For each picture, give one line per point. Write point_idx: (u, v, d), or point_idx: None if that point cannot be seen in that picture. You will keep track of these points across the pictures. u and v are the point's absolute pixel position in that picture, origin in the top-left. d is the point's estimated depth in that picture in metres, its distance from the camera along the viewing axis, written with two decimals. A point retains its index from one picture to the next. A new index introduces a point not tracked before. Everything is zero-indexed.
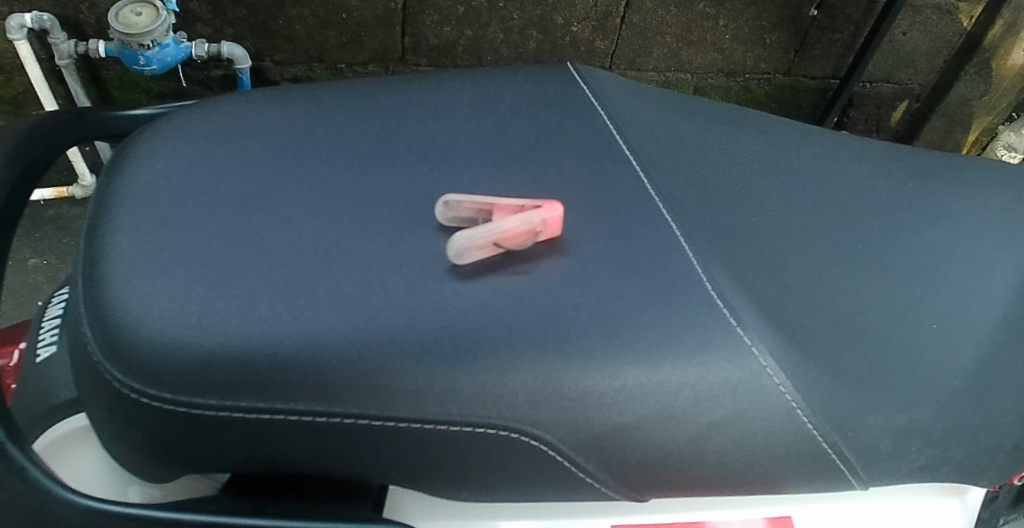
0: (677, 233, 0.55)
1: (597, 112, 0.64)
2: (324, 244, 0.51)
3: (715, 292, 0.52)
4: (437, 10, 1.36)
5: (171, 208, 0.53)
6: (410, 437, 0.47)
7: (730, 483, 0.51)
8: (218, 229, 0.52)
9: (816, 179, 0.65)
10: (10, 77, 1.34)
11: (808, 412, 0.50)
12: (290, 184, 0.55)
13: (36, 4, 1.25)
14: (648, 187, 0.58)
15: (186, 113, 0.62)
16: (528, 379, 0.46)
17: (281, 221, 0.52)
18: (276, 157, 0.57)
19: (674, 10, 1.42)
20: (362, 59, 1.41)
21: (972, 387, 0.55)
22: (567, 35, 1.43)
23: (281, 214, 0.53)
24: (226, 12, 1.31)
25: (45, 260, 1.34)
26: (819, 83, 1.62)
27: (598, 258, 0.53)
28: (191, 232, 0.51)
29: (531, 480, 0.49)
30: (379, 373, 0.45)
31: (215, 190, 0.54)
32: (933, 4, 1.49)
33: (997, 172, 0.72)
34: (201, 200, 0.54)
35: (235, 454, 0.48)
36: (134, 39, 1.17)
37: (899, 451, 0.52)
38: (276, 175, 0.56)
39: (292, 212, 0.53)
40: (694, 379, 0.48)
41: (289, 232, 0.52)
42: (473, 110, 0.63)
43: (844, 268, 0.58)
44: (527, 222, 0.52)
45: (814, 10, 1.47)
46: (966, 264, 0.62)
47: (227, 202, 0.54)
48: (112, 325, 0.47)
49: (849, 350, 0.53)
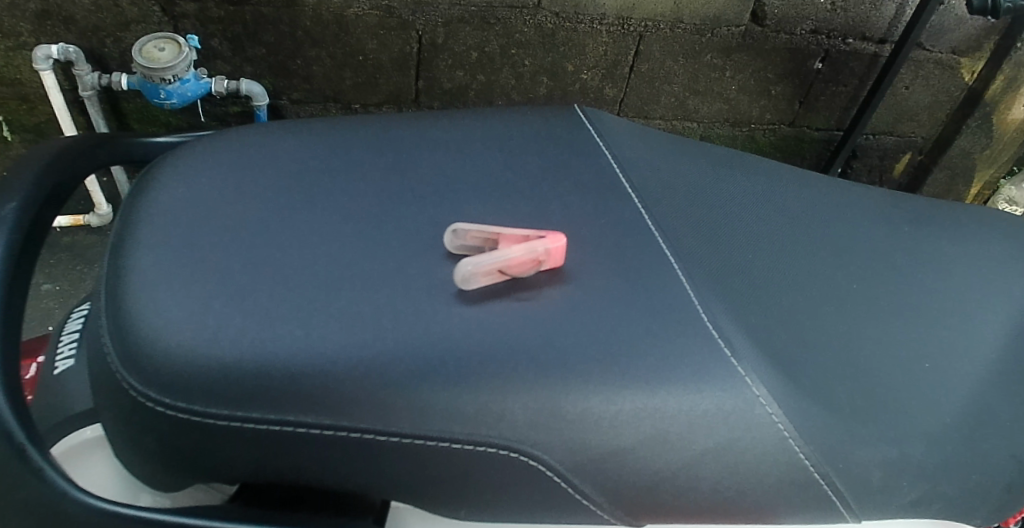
0: (677, 267, 0.57)
1: (602, 151, 0.67)
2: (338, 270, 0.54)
3: (712, 324, 0.53)
4: (450, 55, 1.41)
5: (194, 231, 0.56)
6: (412, 453, 0.48)
7: (723, 511, 0.52)
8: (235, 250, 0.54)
9: (811, 221, 0.67)
10: (33, 106, 1.39)
11: (800, 442, 0.51)
12: (306, 211, 0.58)
13: (63, 37, 1.31)
14: (649, 223, 0.61)
15: (208, 141, 0.65)
16: (529, 401, 0.48)
17: (297, 244, 0.55)
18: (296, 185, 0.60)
19: (682, 60, 1.46)
20: (376, 101, 1.46)
21: (963, 425, 0.56)
22: (577, 81, 1.47)
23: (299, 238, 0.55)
24: (246, 51, 1.36)
25: (58, 285, 1.37)
26: (824, 134, 1.65)
27: (598, 288, 0.55)
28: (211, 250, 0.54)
29: (529, 502, 0.50)
30: (385, 390, 0.47)
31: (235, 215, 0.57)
32: (934, 59, 1.53)
33: (991, 221, 0.73)
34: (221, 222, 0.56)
35: (243, 465, 0.50)
36: (156, 73, 1.22)
37: (891, 485, 0.53)
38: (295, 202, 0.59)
39: (307, 236, 0.56)
40: (689, 406, 0.50)
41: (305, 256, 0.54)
42: (482, 146, 0.66)
43: (837, 306, 0.60)
44: (534, 255, 0.54)
45: (818, 63, 1.51)
46: (959, 307, 0.63)
47: (246, 223, 0.56)
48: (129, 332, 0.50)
49: (841, 385, 0.55)
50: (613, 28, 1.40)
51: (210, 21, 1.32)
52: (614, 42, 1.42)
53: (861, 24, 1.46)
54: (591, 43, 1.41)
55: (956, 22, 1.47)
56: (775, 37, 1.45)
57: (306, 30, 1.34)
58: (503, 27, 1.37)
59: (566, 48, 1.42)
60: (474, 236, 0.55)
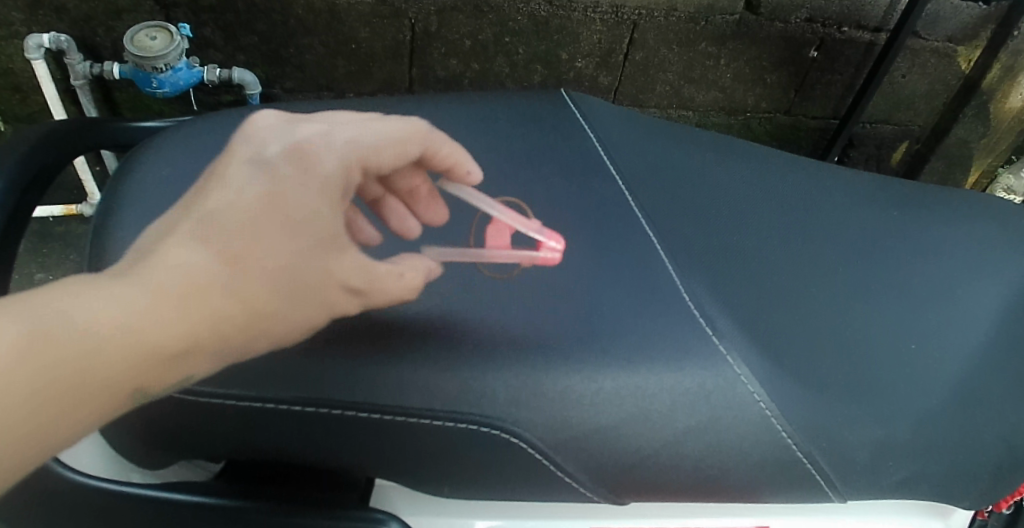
0: (659, 249, 0.58)
1: (588, 134, 0.67)
2: (361, 284, 0.47)
3: (693, 303, 0.55)
4: (444, 43, 1.40)
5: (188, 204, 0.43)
6: (392, 429, 0.48)
7: (707, 489, 0.52)
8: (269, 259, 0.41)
9: (799, 204, 0.67)
10: (25, 95, 1.39)
11: (783, 421, 0.51)
12: (343, 192, 0.46)
13: (53, 26, 1.30)
14: (631, 203, 0.61)
15: (195, 124, 0.65)
16: (510, 379, 0.49)
17: (328, 245, 0.44)
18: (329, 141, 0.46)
19: (677, 48, 1.46)
20: (369, 89, 1.46)
21: (948, 405, 0.56)
22: (572, 70, 1.47)
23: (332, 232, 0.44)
24: (238, 39, 1.36)
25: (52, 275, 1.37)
26: (818, 122, 1.65)
27: (581, 267, 0.56)
28: (243, 265, 0.40)
29: (510, 479, 0.50)
30: (367, 367, 0.48)
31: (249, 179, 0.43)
32: (931, 47, 1.52)
33: (983, 204, 0.73)
34: (229, 202, 0.42)
35: (225, 442, 0.50)
36: (148, 62, 1.22)
37: (875, 464, 0.53)
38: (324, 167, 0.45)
39: (343, 193, 0.46)
40: (672, 384, 0.51)
41: (338, 264, 0.45)
42: (471, 129, 0.66)
43: (822, 288, 0.60)
44: (520, 254, 0.56)
45: (813, 51, 1.51)
46: (945, 287, 0.63)
47: (273, 206, 0.42)
48: (137, 394, 0.38)
49: (824, 363, 0.55)
50: (607, 16, 1.39)
51: (201, 10, 1.31)
52: (609, 31, 1.41)
53: (856, 12, 1.46)
54: (585, 32, 1.41)
55: (952, 9, 1.47)
56: (769, 26, 1.45)
57: (299, 19, 1.33)
58: (497, 16, 1.37)
59: (560, 37, 1.41)
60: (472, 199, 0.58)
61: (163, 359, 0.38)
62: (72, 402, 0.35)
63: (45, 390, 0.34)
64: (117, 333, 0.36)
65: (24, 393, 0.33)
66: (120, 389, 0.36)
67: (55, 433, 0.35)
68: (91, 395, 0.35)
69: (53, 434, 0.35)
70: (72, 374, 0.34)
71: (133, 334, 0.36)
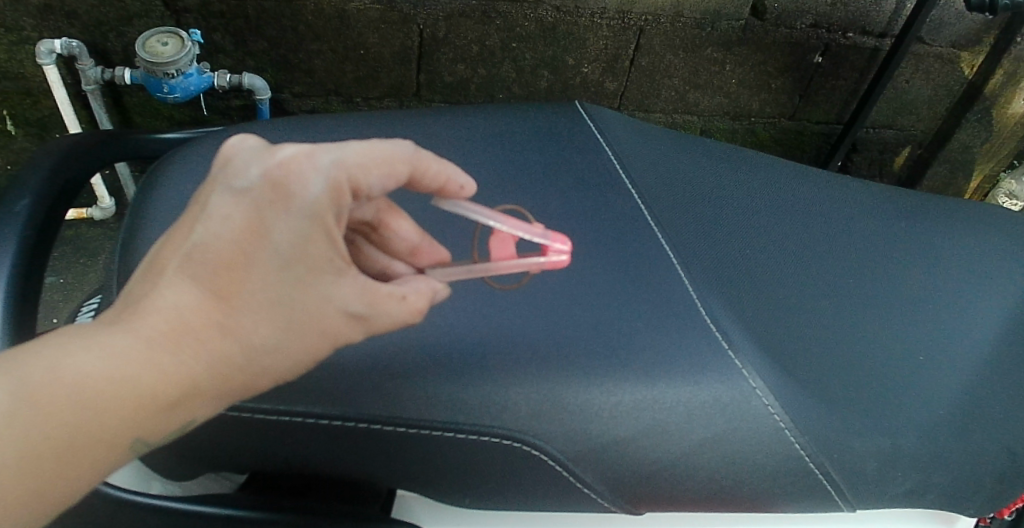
0: (675, 262, 0.59)
1: (601, 147, 0.69)
2: (362, 309, 0.43)
3: (709, 317, 0.56)
4: (451, 49, 1.41)
5: (174, 240, 0.42)
6: (417, 442, 0.50)
7: (721, 499, 0.53)
8: (255, 296, 0.41)
9: (809, 217, 0.68)
10: (37, 100, 1.40)
11: (797, 433, 0.52)
12: (335, 214, 0.41)
13: (66, 31, 1.31)
14: (648, 217, 0.63)
15: (215, 136, 0.67)
16: (531, 392, 0.50)
17: (314, 276, 0.41)
18: (312, 162, 0.40)
19: (682, 54, 1.47)
20: (377, 94, 1.47)
21: (958, 416, 0.57)
22: (578, 75, 1.48)
23: (321, 260, 0.41)
24: (249, 45, 1.37)
25: (62, 279, 1.38)
26: (824, 128, 1.66)
27: (598, 279, 0.57)
28: (229, 306, 0.40)
29: (530, 490, 0.51)
30: (393, 381, 0.50)
31: (233, 208, 0.41)
32: (935, 53, 1.53)
33: (988, 214, 0.74)
34: (216, 237, 0.40)
35: (253, 454, 0.51)
36: (159, 68, 1.23)
37: (886, 475, 0.54)
38: (308, 194, 0.40)
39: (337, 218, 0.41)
40: (687, 397, 0.52)
41: (332, 291, 0.42)
42: (486, 141, 0.68)
43: (833, 301, 0.61)
44: (525, 262, 0.51)
45: (818, 57, 1.52)
46: (953, 298, 0.64)
47: (255, 243, 0.40)
48: (134, 441, 0.42)
49: (836, 376, 0.56)
50: (613, 22, 1.40)
51: (212, 15, 1.32)
52: (615, 36, 1.42)
53: (862, 18, 1.47)
54: (591, 38, 1.42)
55: (957, 15, 1.47)
56: (775, 32, 1.46)
57: (308, 24, 1.35)
58: (504, 21, 1.38)
59: (567, 42, 1.42)
60: (465, 212, 0.50)
61: (155, 408, 0.40)
62: (76, 454, 0.40)
63: (67, 444, 0.39)
64: (102, 392, 0.39)
65: (48, 449, 0.39)
66: (116, 439, 0.41)
67: (71, 479, 0.41)
68: (104, 437, 0.40)
69: (75, 479, 0.41)
70: (68, 434, 0.39)
71: (121, 390, 0.39)
